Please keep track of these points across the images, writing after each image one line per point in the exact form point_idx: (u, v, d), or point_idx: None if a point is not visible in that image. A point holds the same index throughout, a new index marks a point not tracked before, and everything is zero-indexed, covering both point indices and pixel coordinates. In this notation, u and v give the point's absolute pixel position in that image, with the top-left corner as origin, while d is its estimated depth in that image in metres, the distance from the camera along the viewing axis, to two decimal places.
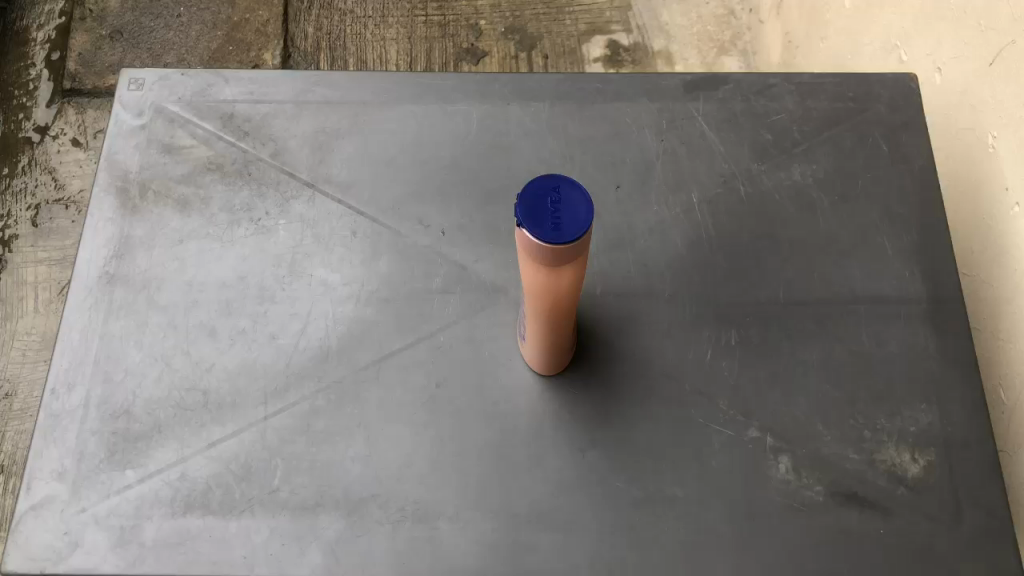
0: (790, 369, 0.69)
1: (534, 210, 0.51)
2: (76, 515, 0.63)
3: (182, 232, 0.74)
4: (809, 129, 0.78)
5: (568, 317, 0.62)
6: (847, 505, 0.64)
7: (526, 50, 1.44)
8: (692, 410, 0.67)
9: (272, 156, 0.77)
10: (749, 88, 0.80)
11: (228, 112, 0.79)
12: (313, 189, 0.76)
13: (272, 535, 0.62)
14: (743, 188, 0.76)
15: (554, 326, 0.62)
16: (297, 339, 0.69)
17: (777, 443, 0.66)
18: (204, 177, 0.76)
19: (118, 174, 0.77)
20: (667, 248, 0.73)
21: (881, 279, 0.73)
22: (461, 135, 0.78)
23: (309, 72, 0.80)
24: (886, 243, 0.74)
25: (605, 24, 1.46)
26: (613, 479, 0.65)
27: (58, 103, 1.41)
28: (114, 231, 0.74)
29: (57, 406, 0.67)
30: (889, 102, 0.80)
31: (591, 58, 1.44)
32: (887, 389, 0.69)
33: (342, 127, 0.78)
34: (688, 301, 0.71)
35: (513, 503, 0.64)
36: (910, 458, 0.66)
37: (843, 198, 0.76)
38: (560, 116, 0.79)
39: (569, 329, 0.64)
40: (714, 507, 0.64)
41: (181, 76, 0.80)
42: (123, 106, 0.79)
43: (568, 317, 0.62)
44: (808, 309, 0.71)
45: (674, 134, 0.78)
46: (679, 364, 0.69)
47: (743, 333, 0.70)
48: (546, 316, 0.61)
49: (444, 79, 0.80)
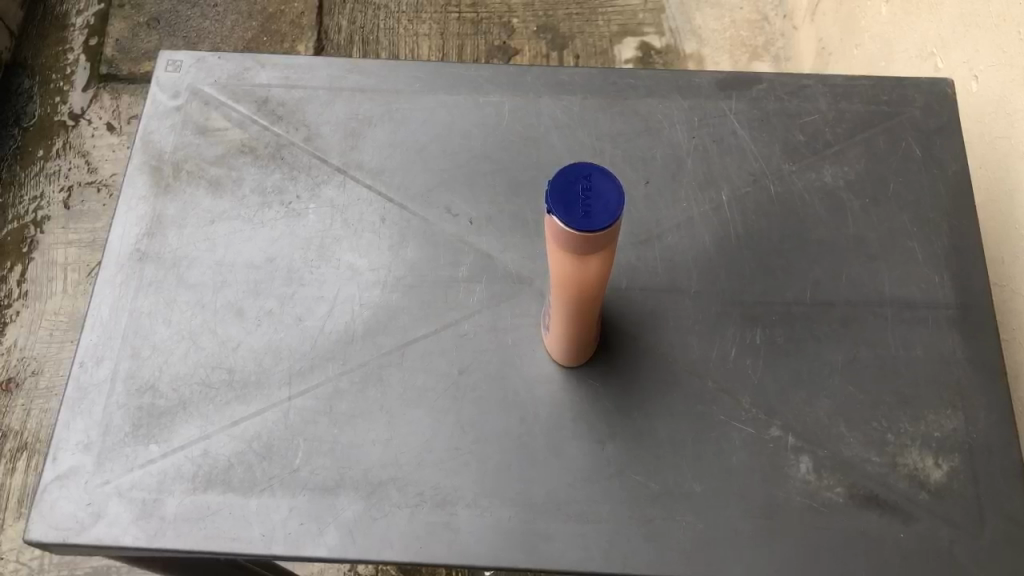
0: (814, 370, 0.69)
1: (564, 197, 0.51)
2: (100, 486, 0.64)
3: (213, 213, 0.75)
4: (842, 131, 0.78)
5: (593, 308, 0.62)
6: (867, 508, 0.64)
7: (558, 50, 1.44)
8: (713, 407, 0.67)
9: (304, 141, 0.78)
10: (782, 88, 0.80)
11: (263, 96, 0.80)
12: (343, 174, 0.76)
13: (291, 514, 0.63)
14: (773, 187, 0.75)
15: (578, 315, 0.62)
16: (323, 322, 0.70)
17: (798, 443, 0.66)
18: (236, 159, 0.77)
19: (152, 154, 0.77)
20: (695, 245, 0.73)
21: (911, 283, 0.72)
22: (492, 127, 0.78)
23: (344, 60, 0.81)
24: (916, 247, 0.73)
25: (638, 27, 1.46)
26: (631, 473, 0.65)
27: (94, 88, 1.43)
28: (146, 210, 0.75)
29: (86, 378, 0.69)
30: (924, 106, 0.79)
31: (622, 59, 1.43)
32: (912, 393, 0.68)
33: (374, 115, 0.79)
34: (714, 298, 0.71)
35: (531, 493, 0.64)
36: (933, 463, 0.65)
37: (874, 200, 0.75)
38: (591, 111, 0.79)
39: (594, 320, 0.64)
40: (733, 504, 0.64)
41: (217, 60, 0.81)
42: (160, 87, 0.80)
43: (594, 307, 0.62)
44: (835, 310, 0.71)
45: (705, 132, 0.78)
46: (702, 361, 0.69)
47: (768, 332, 0.70)
48: (572, 305, 0.61)
49: (477, 70, 0.81)
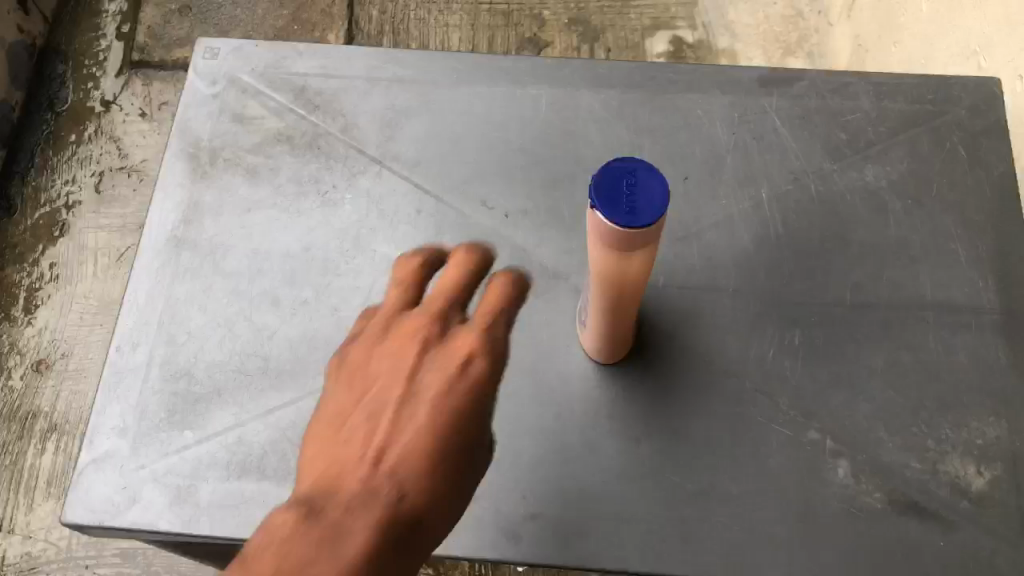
0: (853, 372, 0.68)
1: (609, 192, 0.51)
2: (135, 471, 0.65)
3: (250, 201, 0.75)
4: (885, 130, 0.77)
5: (632, 305, 0.61)
6: (906, 514, 0.63)
7: (589, 43, 1.42)
8: (750, 408, 0.67)
9: (341, 131, 0.77)
10: (824, 86, 0.79)
11: (301, 86, 0.79)
12: (380, 165, 0.76)
13: None
14: (814, 187, 0.74)
15: (617, 312, 0.62)
16: (358, 313, 0.70)
17: (836, 446, 0.65)
18: (273, 147, 0.77)
19: (190, 141, 0.77)
20: (734, 243, 0.72)
21: (954, 287, 0.71)
22: (530, 120, 0.78)
23: (382, 50, 0.81)
24: (960, 250, 0.72)
25: (670, 20, 1.43)
26: (666, 473, 0.64)
27: (126, 74, 1.38)
28: (183, 197, 0.75)
29: (122, 363, 0.69)
30: (970, 106, 0.77)
31: (654, 53, 1.41)
32: (953, 399, 0.67)
33: (411, 106, 0.78)
34: (752, 298, 0.70)
35: (566, 489, 0.64)
36: (974, 471, 0.64)
37: (917, 202, 0.74)
38: (630, 105, 0.78)
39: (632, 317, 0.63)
40: (769, 507, 0.63)
41: (254, 48, 0.81)
42: (198, 74, 0.80)
43: (633, 305, 0.61)
44: (875, 313, 0.70)
45: (745, 129, 0.77)
46: (739, 361, 0.68)
47: (807, 334, 0.69)
48: (611, 301, 0.60)
49: (515, 63, 0.80)
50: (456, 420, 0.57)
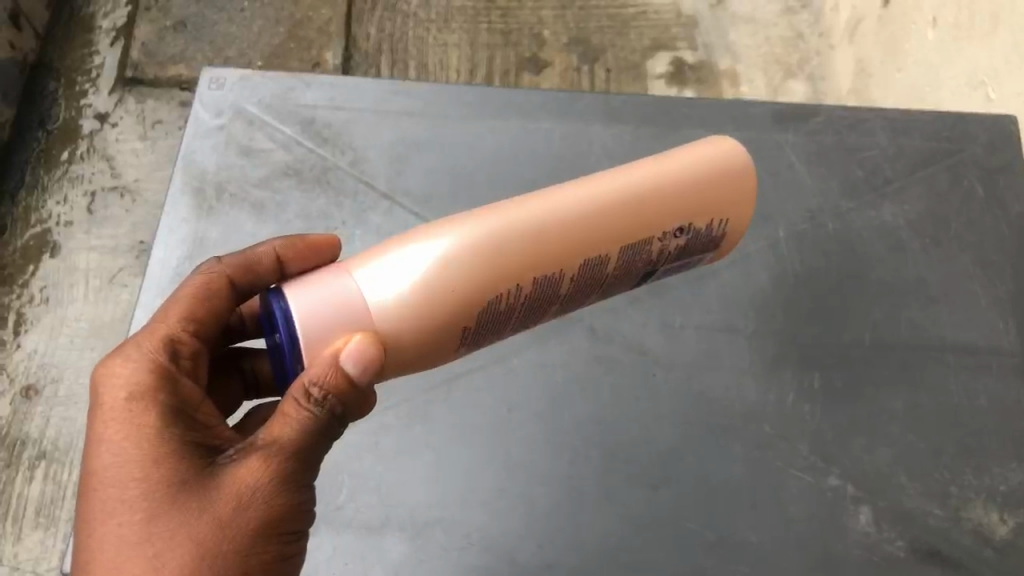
0: (873, 416, 0.67)
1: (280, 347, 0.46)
2: None
3: (256, 237, 0.72)
4: (901, 167, 0.77)
5: (549, 241, 0.48)
6: (929, 563, 0.62)
7: (589, 63, 1.23)
8: (770, 452, 0.65)
9: (350, 165, 0.76)
10: (841, 122, 0.79)
11: (309, 117, 0.78)
12: (390, 200, 0.74)
13: (336, 553, 0.61)
14: (832, 225, 0.74)
15: (587, 218, 0.49)
16: None
17: (858, 493, 0.64)
18: (280, 181, 0.75)
19: (194, 174, 0.75)
20: (751, 283, 0.71)
21: (973, 328, 0.70)
22: (544, 154, 0.77)
23: (391, 82, 0.79)
24: (979, 291, 0.72)
25: (670, 41, 1.25)
26: (686, 521, 0.63)
27: (119, 92, 1.19)
28: (188, 232, 0.72)
29: None
30: (987, 144, 0.77)
31: (655, 73, 1.23)
32: (976, 444, 0.66)
33: (423, 139, 0.77)
34: (771, 339, 0.69)
35: (582, 537, 0.62)
36: (998, 519, 0.63)
37: (935, 241, 0.73)
38: (644, 140, 0.77)
39: (605, 221, 0.49)
40: (792, 556, 0.62)
41: (261, 79, 0.79)
42: (202, 104, 0.78)
43: (548, 242, 0.48)
44: (895, 354, 0.69)
45: (762, 165, 0.76)
46: (759, 405, 0.67)
47: (826, 376, 0.68)
48: (565, 228, 0.49)
49: (527, 97, 0.79)
50: (125, 506, 0.43)
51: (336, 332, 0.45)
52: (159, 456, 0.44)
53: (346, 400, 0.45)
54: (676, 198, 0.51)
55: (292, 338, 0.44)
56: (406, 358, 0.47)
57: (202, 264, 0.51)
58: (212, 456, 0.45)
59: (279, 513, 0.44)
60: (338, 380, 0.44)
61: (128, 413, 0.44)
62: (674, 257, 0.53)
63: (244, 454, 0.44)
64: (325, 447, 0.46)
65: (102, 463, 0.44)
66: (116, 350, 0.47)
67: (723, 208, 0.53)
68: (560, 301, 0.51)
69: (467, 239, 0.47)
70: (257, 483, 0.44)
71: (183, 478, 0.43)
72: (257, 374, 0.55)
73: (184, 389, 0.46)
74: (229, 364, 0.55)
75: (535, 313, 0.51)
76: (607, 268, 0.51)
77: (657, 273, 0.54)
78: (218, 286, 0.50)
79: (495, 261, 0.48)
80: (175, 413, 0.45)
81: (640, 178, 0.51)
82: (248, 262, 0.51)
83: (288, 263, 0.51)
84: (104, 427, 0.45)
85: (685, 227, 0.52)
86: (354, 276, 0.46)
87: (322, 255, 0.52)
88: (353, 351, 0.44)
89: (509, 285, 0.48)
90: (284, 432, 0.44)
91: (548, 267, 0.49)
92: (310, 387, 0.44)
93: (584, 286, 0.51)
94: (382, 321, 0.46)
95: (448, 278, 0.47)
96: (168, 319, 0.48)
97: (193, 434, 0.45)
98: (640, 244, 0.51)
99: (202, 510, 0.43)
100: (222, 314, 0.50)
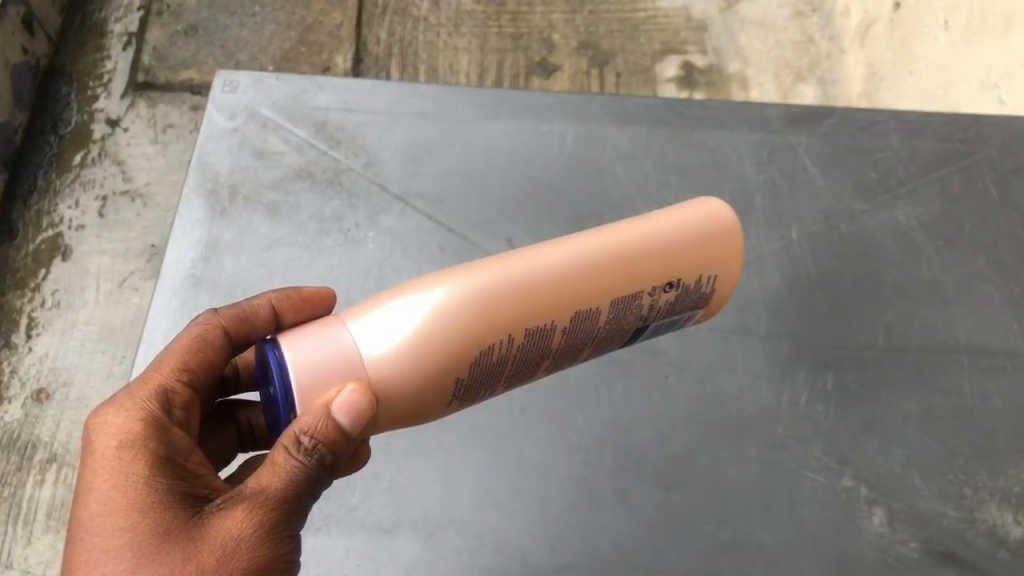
0: (887, 419, 0.66)
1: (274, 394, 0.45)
2: None
3: (271, 239, 0.72)
4: (914, 169, 0.77)
5: (541, 295, 0.48)
6: (944, 565, 0.62)
7: (599, 66, 1.23)
8: (783, 454, 0.65)
9: (363, 167, 0.76)
10: (853, 124, 0.79)
11: (322, 120, 0.78)
12: (403, 202, 0.74)
13: (348, 554, 0.60)
14: (845, 226, 0.74)
15: (582, 274, 0.49)
16: None
17: (871, 494, 0.64)
18: (294, 183, 0.75)
19: (208, 177, 0.75)
20: (765, 284, 0.71)
21: (987, 330, 0.70)
22: (557, 156, 0.77)
23: (404, 85, 0.80)
24: (993, 293, 0.71)
25: (679, 44, 1.25)
26: (699, 522, 0.63)
27: (131, 96, 1.19)
28: (202, 234, 0.72)
29: None
30: (1000, 146, 0.77)
31: (664, 78, 1.23)
32: (991, 446, 0.66)
33: (435, 141, 0.77)
34: (785, 341, 0.69)
35: (594, 538, 0.62)
36: (1013, 520, 0.63)
37: (948, 243, 0.73)
38: (656, 142, 0.78)
39: (598, 279, 0.49)
40: (805, 557, 0.62)
41: (275, 81, 0.80)
42: (217, 107, 0.78)
43: (540, 295, 0.48)
44: (908, 357, 0.69)
45: (775, 167, 0.77)
46: (772, 407, 0.67)
47: (839, 378, 0.68)
48: (559, 282, 0.48)
49: (541, 98, 0.79)
50: (110, 556, 0.41)
51: (327, 383, 0.44)
52: (147, 504, 0.42)
53: (335, 450, 0.43)
54: (664, 252, 0.51)
55: (287, 388, 0.43)
56: (398, 410, 0.46)
57: (198, 315, 0.50)
58: (201, 505, 0.43)
59: (265, 564, 0.43)
60: (328, 430, 0.43)
61: (117, 461, 0.43)
62: (665, 311, 0.53)
63: (231, 503, 0.43)
64: (312, 498, 0.45)
65: (89, 513, 0.43)
66: (108, 400, 0.46)
67: (713, 263, 0.52)
68: (553, 353, 0.50)
69: (462, 287, 0.47)
70: (244, 533, 0.42)
71: (171, 527, 0.41)
72: (252, 426, 0.55)
73: (176, 438, 0.44)
74: (224, 415, 0.54)
75: (528, 366, 0.50)
76: (599, 319, 0.50)
77: (649, 328, 0.54)
78: (215, 337, 0.48)
79: (488, 309, 0.47)
80: (164, 461, 0.43)
81: (634, 234, 0.51)
82: (243, 313, 0.50)
83: (286, 316, 0.51)
84: (94, 476, 0.43)
85: (673, 282, 0.51)
86: (349, 327, 0.46)
87: (314, 309, 0.52)
88: (345, 402, 0.43)
89: (500, 336, 0.47)
90: (272, 482, 0.43)
91: (540, 321, 0.48)
92: (300, 436, 0.42)
93: (576, 342, 0.50)
94: (374, 371, 0.45)
95: (442, 327, 0.46)
96: (163, 368, 0.46)
97: (181, 483, 0.43)
98: (629, 297, 0.50)
99: (187, 560, 0.41)
100: (218, 365, 0.49)
